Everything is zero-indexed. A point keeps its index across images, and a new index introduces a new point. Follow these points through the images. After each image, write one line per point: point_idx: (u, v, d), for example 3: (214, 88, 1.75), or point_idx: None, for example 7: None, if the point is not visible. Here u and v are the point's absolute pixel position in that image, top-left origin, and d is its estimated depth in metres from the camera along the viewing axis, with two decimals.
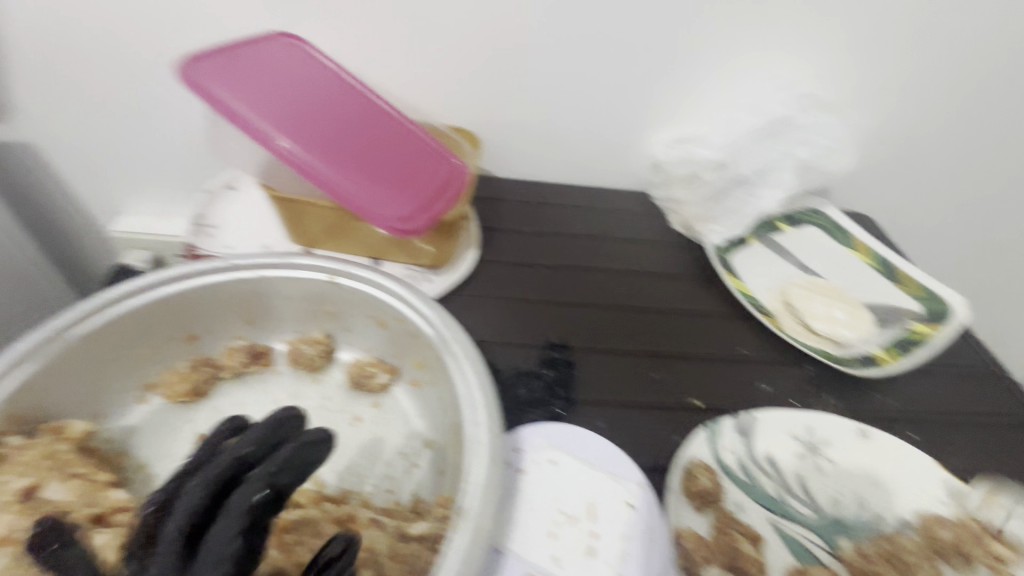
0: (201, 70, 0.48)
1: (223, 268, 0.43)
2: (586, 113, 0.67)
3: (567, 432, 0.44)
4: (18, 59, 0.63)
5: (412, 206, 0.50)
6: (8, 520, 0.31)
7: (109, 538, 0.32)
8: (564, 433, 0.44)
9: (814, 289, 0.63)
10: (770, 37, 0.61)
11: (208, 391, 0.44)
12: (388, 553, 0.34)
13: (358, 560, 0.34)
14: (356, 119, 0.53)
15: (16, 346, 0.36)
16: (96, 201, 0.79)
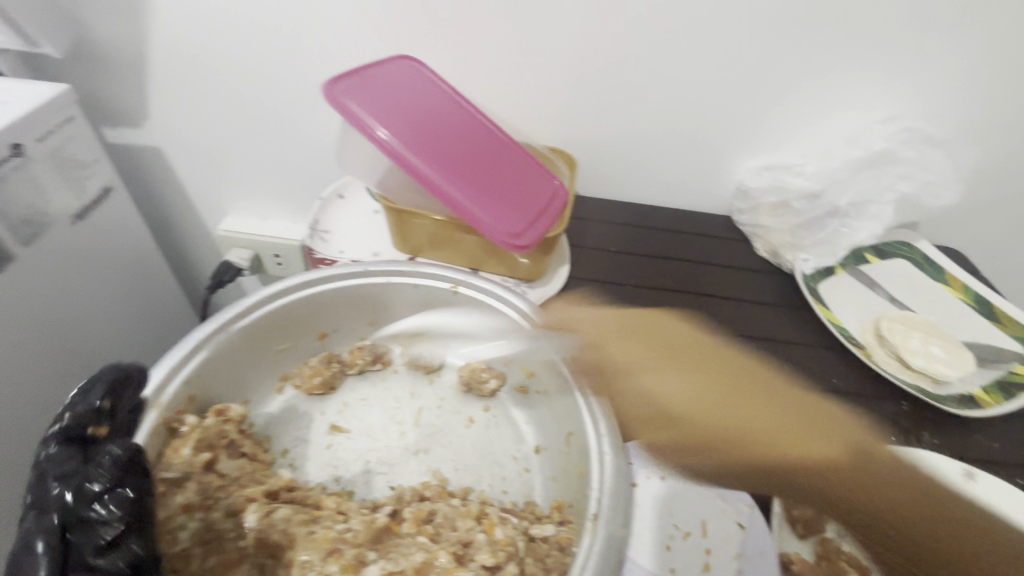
0: (342, 90, 0.52)
1: (357, 273, 0.47)
2: (678, 137, 0.71)
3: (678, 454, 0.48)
4: (163, 73, 0.70)
5: (523, 224, 0.54)
6: (197, 488, 0.38)
7: (282, 513, 0.38)
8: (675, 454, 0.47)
9: (910, 323, 0.61)
10: (873, 72, 0.62)
11: (337, 385, 0.47)
12: (525, 550, 0.37)
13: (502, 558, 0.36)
14: (471, 138, 0.57)
15: (194, 335, 0.40)
16: (208, 202, 0.86)
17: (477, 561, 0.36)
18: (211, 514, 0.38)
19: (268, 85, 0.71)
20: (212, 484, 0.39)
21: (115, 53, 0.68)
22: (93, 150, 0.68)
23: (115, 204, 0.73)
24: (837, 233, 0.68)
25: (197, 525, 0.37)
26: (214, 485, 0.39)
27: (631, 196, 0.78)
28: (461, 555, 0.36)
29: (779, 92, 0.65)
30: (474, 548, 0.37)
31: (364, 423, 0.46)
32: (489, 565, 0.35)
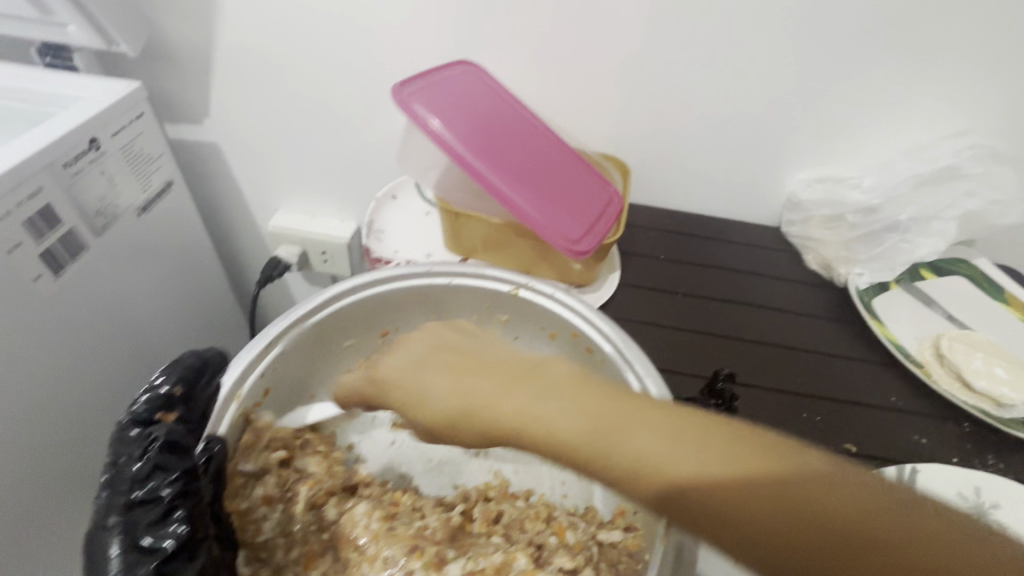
0: (410, 93, 0.53)
1: (423, 273, 0.48)
2: (731, 146, 0.70)
3: None
4: (227, 72, 0.73)
5: (581, 230, 0.54)
6: (276, 481, 0.41)
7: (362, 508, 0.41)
8: None
9: (971, 342, 0.59)
10: (939, 86, 0.61)
11: None
12: (597, 553, 0.39)
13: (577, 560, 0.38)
14: (530, 143, 0.57)
15: (269, 330, 0.42)
16: (260, 198, 0.88)
17: (555, 563, 0.38)
18: (293, 506, 0.41)
19: (326, 87, 0.73)
20: (290, 478, 0.42)
21: (184, 53, 0.71)
22: (158, 146, 0.71)
23: (175, 198, 0.76)
24: (897, 248, 0.66)
25: (280, 516, 0.40)
26: (292, 479, 0.42)
27: (678, 204, 0.78)
28: (537, 556, 0.39)
29: (839, 104, 0.64)
30: (547, 550, 0.39)
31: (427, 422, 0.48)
32: (567, 568, 0.38)
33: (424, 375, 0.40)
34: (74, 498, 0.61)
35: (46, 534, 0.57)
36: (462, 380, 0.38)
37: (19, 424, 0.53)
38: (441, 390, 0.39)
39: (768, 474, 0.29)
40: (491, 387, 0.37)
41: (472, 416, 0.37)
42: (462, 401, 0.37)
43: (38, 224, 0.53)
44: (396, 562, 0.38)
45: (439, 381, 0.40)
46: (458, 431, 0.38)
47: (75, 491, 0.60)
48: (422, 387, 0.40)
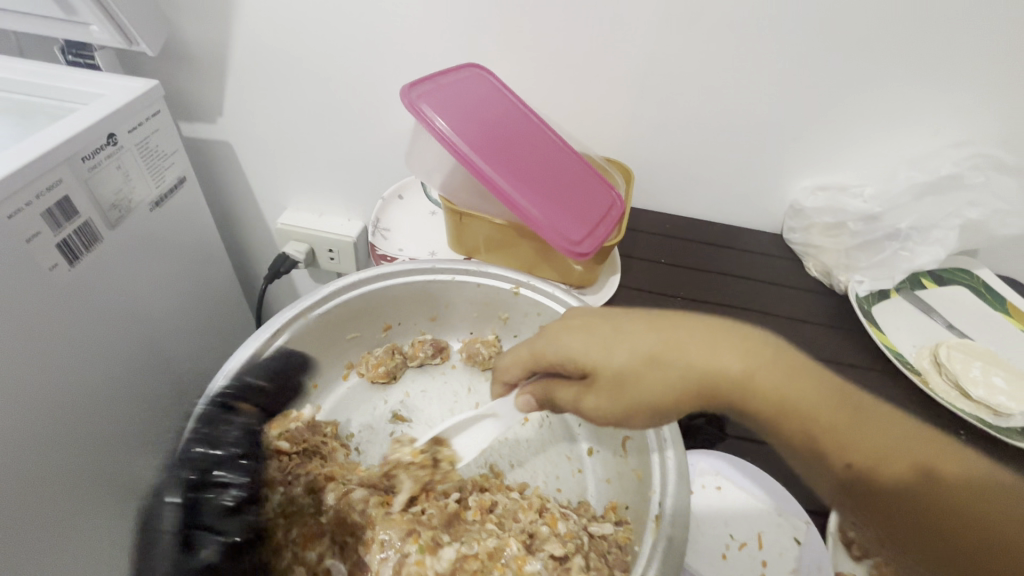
0: (417, 94, 0.54)
1: (426, 270, 0.49)
2: (735, 151, 0.71)
3: (736, 464, 0.47)
4: (240, 71, 0.75)
5: (582, 231, 0.55)
6: (276, 465, 0.42)
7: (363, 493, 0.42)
8: (732, 465, 0.47)
9: (970, 351, 0.60)
10: (941, 96, 0.61)
11: (399, 375, 0.49)
12: (588, 544, 0.40)
13: (569, 548, 0.39)
14: (534, 145, 0.59)
15: (275, 320, 0.43)
16: (270, 195, 0.90)
17: (546, 551, 0.40)
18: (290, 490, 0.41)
19: (337, 89, 0.75)
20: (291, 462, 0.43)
21: (201, 53, 0.73)
22: (173, 143, 0.73)
23: (187, 192, 0.78)
24: (896, 256, 0.67)
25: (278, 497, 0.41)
26: (294, 462, 0.43)
27: (681, 210, 0.79)
28: (529, 544, 0.40)
29: (841, 113, 0.65)
30: (538, 539, 0.41)
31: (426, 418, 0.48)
32: (557, 555, 0.39)
33: (626, 349, 0.36)
34: (83, 482, 0.62)
35: (57, 516, 0.59)
36: (661, 354, 0.35)
37: (30, 407, 0.54)
38: (635, 367, 0.35)
39: (933, 467, 0.31)
40: (672, 355, 0.34)
41: (666, 385, 0.34)
42: (649, 376, 0.35)
43: (54, 214, 0.55)
44: (395, 546, 0.40)
45: (635, 356, 0.35)
46: (650, 403, 0.35)
47: (84, 475, 0.62)
48: (619, 361, 0.36)
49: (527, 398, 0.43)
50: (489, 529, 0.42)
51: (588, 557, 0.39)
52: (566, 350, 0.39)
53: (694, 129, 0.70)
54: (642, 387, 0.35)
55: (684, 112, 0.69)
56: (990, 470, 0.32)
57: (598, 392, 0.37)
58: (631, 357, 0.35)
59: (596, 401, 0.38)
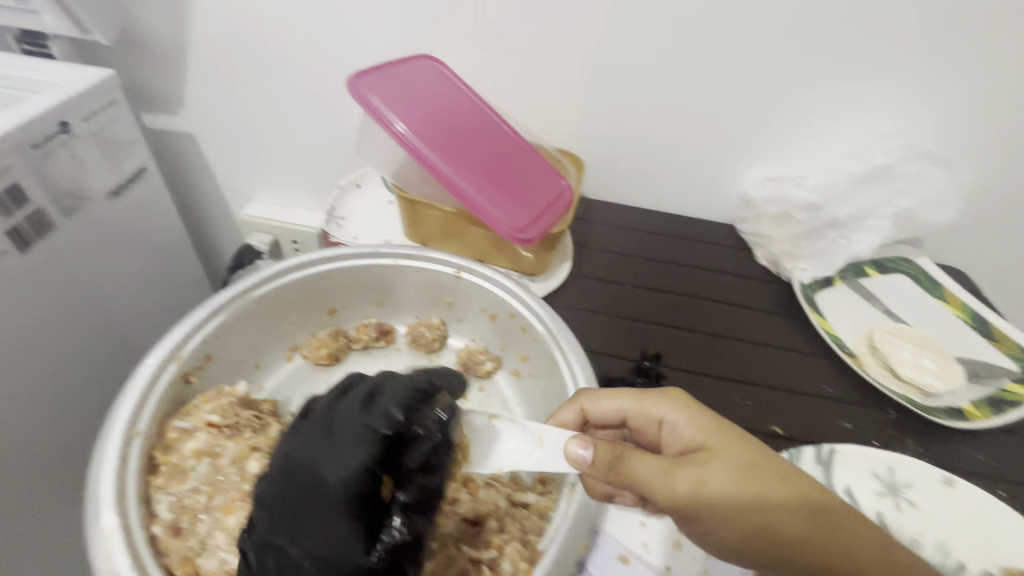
0: (364, 83, 0.56)
1: (370, 254, 0.50)
2: (686, 143, 0.73)
3: None
4: (199, 62, 0.75)
5: (528, 219, 0.57)
6: (206, 438, 0.38)
7: None
8: None
9: (904, 335, 0.62)
10: (878, 90, 0.64)
11: (343, 358, 0.50)
12: (506, 509, 0.42)
13: (488, 513, 0.41)
14: (482, 136, 0.60)
15: (213, 300, 0.43)
16: (234, 187, 0.91)
17: (458, 512, 0.41)
18: (218, 460, 0.38)
19: (296, 79, 0.75)
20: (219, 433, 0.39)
21: (159, 44, 0.73)
22: (132, 133, 0.73)
23: (148, 183, 0.78)
24: (835, 244, 0.69)
25: (204, 468, 0.37)
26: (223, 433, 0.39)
27: (638, 201, 0.81)
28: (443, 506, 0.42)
29: (786, 106, 0.67)
30: (456, 502, 0.42)
31: (507, 454, 0.42)
32: (468, 516, 0.41)
33: (754, 454, 0.37)
34: (40, 467, 0.63)
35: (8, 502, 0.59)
36: (772, 470, 0.37)
37: None
38: (755, 480, 0.36)
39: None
40: (774, 473, 0.36)
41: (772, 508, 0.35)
42: (763, 478, 0.36)
43: (5, 202, 0.55)
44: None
45: (751, 461, 0.37)
46: (736, 501, 0.35)
47: (41, 460, 0.63)
48: (744, 460, 0.37)
49: (585, 454, 0.38)
50: None
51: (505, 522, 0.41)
52: (688, 430, 0.39)
53: (645, 121, 0.72)
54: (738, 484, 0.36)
55: (635, 104, 0.70)
56: None
57: (712, 471, 0.36)
58: (753, 465, 0.36)
59: (691, 483, 0.36)
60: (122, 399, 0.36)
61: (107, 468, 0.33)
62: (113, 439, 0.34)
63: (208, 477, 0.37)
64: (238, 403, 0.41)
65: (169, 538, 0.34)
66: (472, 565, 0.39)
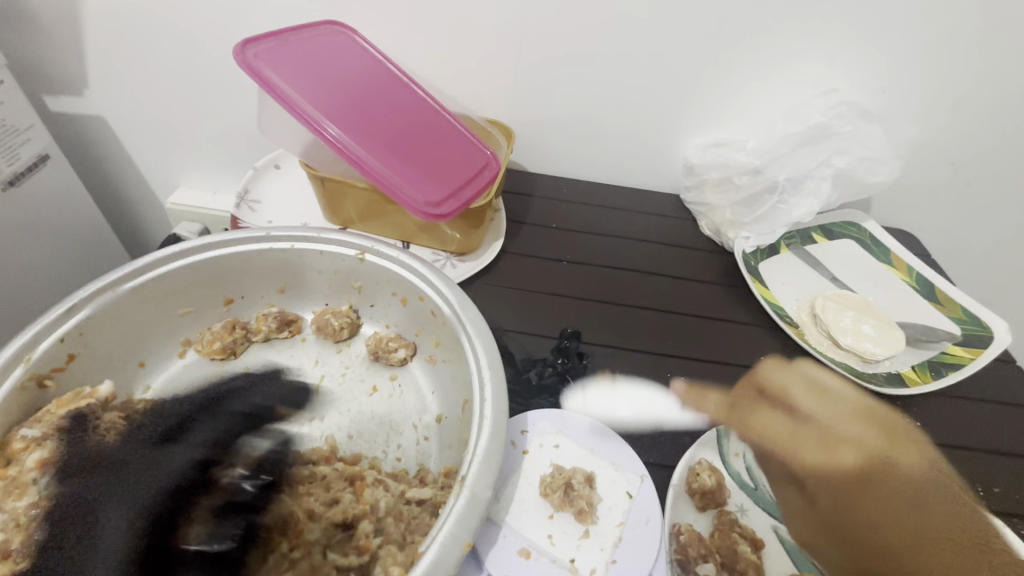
0: (254, 53, 0.51)
1: (263, 238, 0.46)
2: (624, 109, 0.69)
3: (567, 417, 0.46)
4: (95, 36, 0.69)
5: (443, 194, 0.53)
6: (52, 446, 0.36)
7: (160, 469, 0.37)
8: (564, 418, 0.45)
9: (845, 301, 0.60)
10: (819, 42, 0.60)
11: (240, 351, 0.46)
12: (389, 512, 0.36)
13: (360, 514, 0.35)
14: (393, 108, 0.56)
15: (73, 295, 0.39)
16: (158, 173, 0.86)
17: (326, 517, 0.35)
18: (61, 470, 0.35)
19: (206, 55, 0.70)
20: (66, 440, 0.37)
21: (47, 15, 0.66)
22: (27, 117, 0.67)
23: (53, 172, 0.72)
24: (775, 209, 0.65)
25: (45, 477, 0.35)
26: (71, 442, 0.37)
27: (579, 173, 0.77)
28: (317, 512, 0.36)
29: (725, 65, 0.63)
30: (336, 506, 0.36)
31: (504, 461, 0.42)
32: (337, 520, 0.35)
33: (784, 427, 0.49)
34: None
35: None
36: (859, 456, 0.48)
37: None
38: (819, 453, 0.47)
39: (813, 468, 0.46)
40: (811, 435, 0.49)
41: (877, 510, 0.44)
42: (826, 463, 0.47)
43: None
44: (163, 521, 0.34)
45: (857, 411, 0.51)
46: (859, 509, 0.44)
47: None
48: (838, 424, 0.50)
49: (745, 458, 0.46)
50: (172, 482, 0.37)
51: (381, 526, 0.35)
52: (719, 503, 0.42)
53: (580, 87, 0.68)
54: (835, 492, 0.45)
55: (566, 70, 0.66)
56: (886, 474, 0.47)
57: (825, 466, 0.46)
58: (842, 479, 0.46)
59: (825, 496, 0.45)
60: None
61: None
62: None
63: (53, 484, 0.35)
64: (99, 406, 0.39)
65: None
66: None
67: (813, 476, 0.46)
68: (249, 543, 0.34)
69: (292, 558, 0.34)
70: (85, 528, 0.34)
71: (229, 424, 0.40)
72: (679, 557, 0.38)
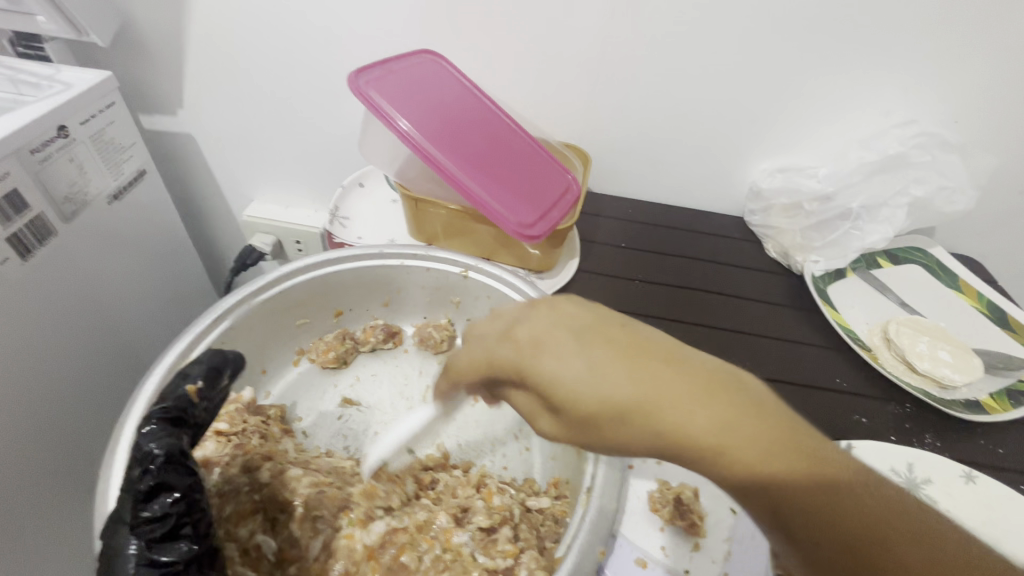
0: (363, 80, 0.54)
1: (376, 255, 0.49)
2: (693, 135, 0.72)
3: None
4: (194, 60, 0.73)
5: (534, 215, 0.56)
6: (216, 447, 0.39)
7: (299, 471, 0.38)
8: None
9: (920, 327, 0.61)
10: (897, 74, 0.62)
11: (350, 361, 0.50)
12: (520, 516, 0.38)
13: (500, 517, 0.37)
14: (484, 132, 0.59)
15: (218, 305, 0.43)
16: (236, 187, 0.90)
17: (473, 522, 0.37)
18: (228, 470, 0.38)
19: (295, 79, 0.74)
20: (225, 441, 0.40)
21: (154, 42, 0.71)
22: (130, 135, 0.72)
23: (148, 186, 0.76)
24: (847, 235, 0.67)
25: (214, 476, 0.37)
26: (233, 443, 0.40)
27: (644, 195, 0.80)
28: (460, 517, 0.38)
29: (799, 95, 0.66)
30: (471, 512, 0.38)
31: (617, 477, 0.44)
32: (484, 525, 0.37)
33: (561, 338, 0.30)
34: (61, 478, 0.62)
35: (39, 511, 0.59)
36: (631, 361, 0.28)
37: (9, 407, 0.55)
38: (590, 386, 0.28)
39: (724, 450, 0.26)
40: (650, 360, 0.28)
41: (741, 416, 0.26)
42: (671, 390, 0.27)
43: (3, 208, 0.53)
44: (326, 524, 0.37)
45: (579, 328, 0.30)
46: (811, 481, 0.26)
47: (63, 474, 0.62)
48: (554, 352, 0.30)
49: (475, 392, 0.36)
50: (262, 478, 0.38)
51: (518, 529, 0.37)
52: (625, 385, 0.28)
53: (651, 113, 0.70)
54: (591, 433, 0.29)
55: (639, 98, 0.69)
56: (688, 420, 0.26)
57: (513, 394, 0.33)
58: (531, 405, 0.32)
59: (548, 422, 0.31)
60: (132, 404, 0.37)
61: (113, 482, 0.33)
62: (121, 450, 0.35)
63: (220, 483, 0.37)
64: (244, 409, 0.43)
65: None
66: None
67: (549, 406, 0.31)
68: (400, 545, 0.36)
69: (445, 559, 0.36)
70: (270, 526, 0.37)
71: (161, 420, 0.35)
72: None
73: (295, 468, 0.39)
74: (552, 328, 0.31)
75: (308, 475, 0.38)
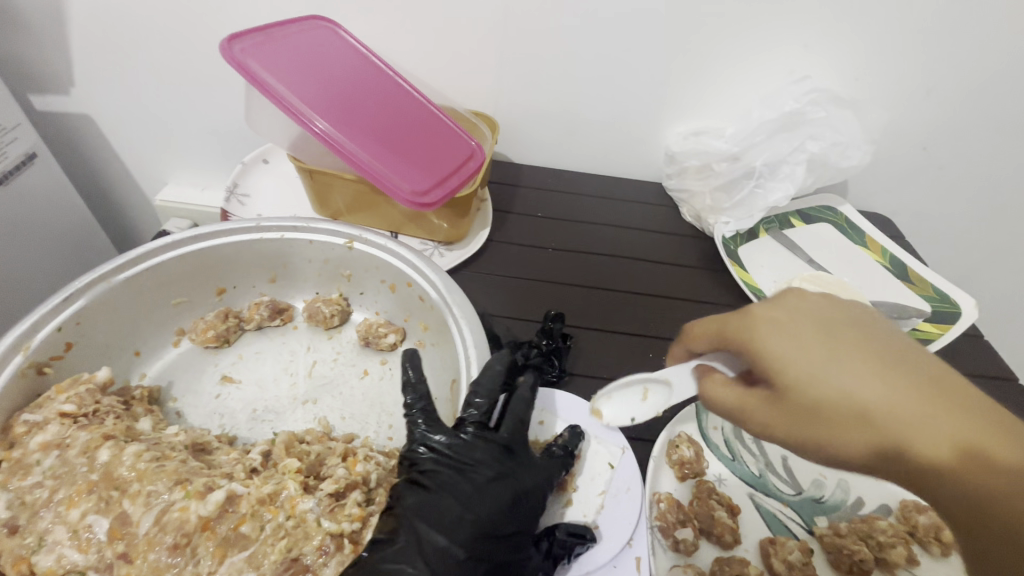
0: (237, 47, 0.52)
1: (253, 229, 0.49)
2: (604, 101, 0.71)
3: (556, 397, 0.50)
4: (77, 35, 0.69)
5: (429, 182, 0.54)
6: (56, 429, 0.39)
7: (137, 449, 0.38)
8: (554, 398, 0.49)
9: (822, 282, 0.62)
10: (794, 32, 0.62)
11: (233, 340, 0.50)
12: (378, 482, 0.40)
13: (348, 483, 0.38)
14: (380, 101, 0.57)
15: (70, 285, 0.43)
16: (146, 171, 0.86)
17: (322, 489, 0.37)
18: (67, 451, 0.37)
19: (189, 53, 0.70)
20: (69, 422, 0.39)
21: (28, 15, 0.66)
22: (13, 115, 0.66)
23: (40, 170, 0.71)
24: (753, 194, 0.68)
25: (50, 460, 0.37)
26: (74, 425, 0.39)
27: (563, 164, 0.79)
28: (310, 485, 0.38)
29: (703, 56, 0.65)
30: (326, 480, 0.39)
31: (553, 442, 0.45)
32: (332, 492, 0.37)
33: (805, 333, 0.34)
34: None
35: None
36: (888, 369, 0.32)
37: None
38: (826, 372, 0.32)
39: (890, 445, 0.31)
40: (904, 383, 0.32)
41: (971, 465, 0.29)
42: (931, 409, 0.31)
43: None
44: (161, 496, 0.36)
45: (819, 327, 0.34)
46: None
47: None
48: (790, 339, 0.34)
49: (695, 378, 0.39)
50: (104, 459, 0.37)
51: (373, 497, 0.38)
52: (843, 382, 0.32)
53: (560, 79, 0.69)
54: (795, 430, 0.33)
55: (545, 63, 0.68)
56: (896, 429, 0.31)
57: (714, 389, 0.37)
58: (738, 399, 0.36)
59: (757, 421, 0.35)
60: None
61: None
62: None
63: (58, 464, 0.37)
64: (97, 389, 0.42)
65: (4, 536, 0.34)
66: (331, 541, 0.35)
67: (839, 422, 0.32)
68: (239, 517, 0.35)
69: (288, 526, 0.35)
70: (104, 506, 0.35)
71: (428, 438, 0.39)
72: (659, 522, 0.42)
73: (136, 446, 0.38)
74: (799, 324, 0.34)
75: (147, 453, 0.38)
